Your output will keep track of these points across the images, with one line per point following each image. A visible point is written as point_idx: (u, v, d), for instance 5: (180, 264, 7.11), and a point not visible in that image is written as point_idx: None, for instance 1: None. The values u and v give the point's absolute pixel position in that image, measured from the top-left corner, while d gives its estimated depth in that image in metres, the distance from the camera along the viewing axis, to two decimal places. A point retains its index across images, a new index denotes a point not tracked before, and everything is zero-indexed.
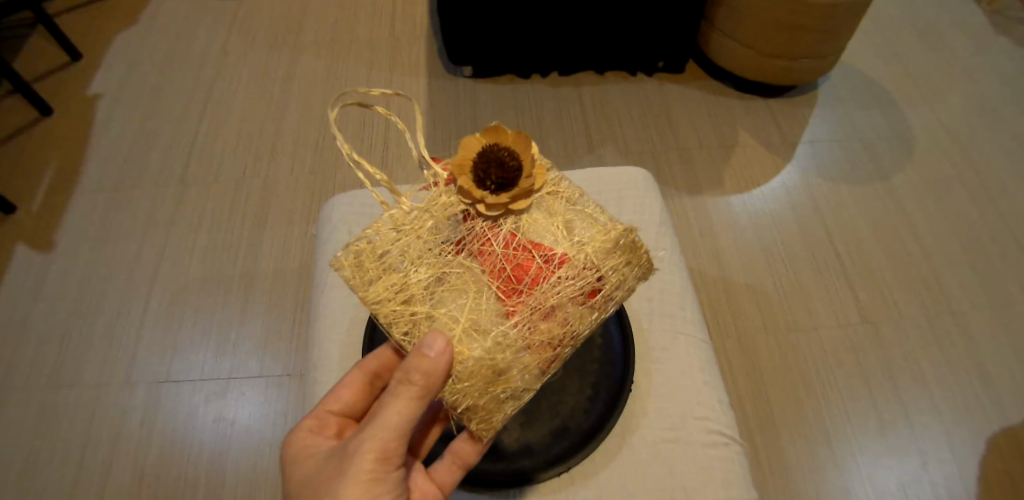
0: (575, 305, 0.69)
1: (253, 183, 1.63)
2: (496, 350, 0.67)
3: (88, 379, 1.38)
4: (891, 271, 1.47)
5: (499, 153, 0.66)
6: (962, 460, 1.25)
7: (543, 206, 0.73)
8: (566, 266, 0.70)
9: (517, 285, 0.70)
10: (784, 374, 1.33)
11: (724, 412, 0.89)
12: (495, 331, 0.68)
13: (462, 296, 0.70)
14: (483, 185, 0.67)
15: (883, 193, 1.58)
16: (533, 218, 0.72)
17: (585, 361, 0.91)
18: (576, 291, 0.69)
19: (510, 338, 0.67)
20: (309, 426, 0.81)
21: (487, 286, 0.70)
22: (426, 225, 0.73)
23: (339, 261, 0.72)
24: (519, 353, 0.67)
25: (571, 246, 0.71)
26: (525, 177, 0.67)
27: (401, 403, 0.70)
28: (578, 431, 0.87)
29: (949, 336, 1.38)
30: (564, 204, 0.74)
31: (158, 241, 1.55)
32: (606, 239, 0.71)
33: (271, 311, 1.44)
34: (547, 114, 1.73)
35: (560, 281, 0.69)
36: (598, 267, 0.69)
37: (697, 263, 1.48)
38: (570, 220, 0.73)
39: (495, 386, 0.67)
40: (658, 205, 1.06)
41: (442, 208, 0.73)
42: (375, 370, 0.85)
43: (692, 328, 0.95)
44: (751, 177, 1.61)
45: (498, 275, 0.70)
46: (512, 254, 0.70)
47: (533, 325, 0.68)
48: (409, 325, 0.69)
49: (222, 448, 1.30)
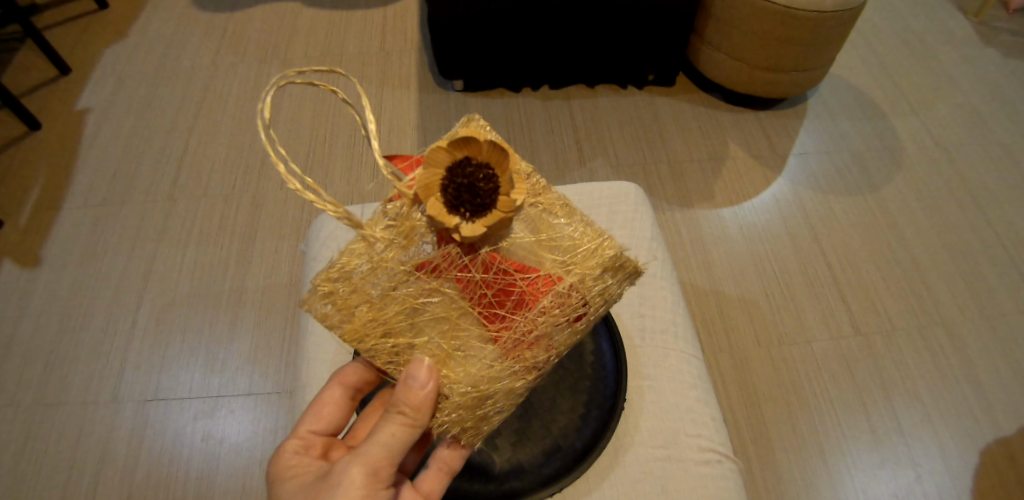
0: (560, 330, 0.69)
1: (243, 198, 1.62)
2: (483, 379, 0.69)
3: (73, 397, 1.36)
4: (882, 281, 1.47)
5: (474, 177, 0.63)
6: (955, 472, 1.25)
7: (525, 221, 0.70)
8: (551, 291, 0.68)
9: (500, 310, 0.70)
10: (776, 387, 1.33)
11: (716, 429, 0.89)
12: (479, 359, 0.70)
13: (443, 323, 0.71)
14: (457, 211, 0.63)
15: (872, 204, 1.59)
16: (515, 236, 0.69)
17: (578, 379, 0.89)
18: (561, 318, 0.68)
19: (494, 367, 0.69)
20: (294, 446, 0.79)
21: (467, 311, 0.70)
22: (398, 253, 0.69)
23: (308, 301, 0.70)
24: (504, 381, 0.69)
25: (556, 267, 0.69)
26: (502, 198, 0.64)
27: (393, 425, 0.70)
28: (570, 450, 0.86)
29: (940, 347, 1.38)
30: (549, 216, 0.71)
31: (146, 258, 1.54)
32: (595, 262, 0.68)
33: (260, 328, 1.42)
34: (538, 127, 1.74)
35: (545, 310, 0.68)
36: (584, 292, 0.68)
37: (688, 275, 1.48)
38: (554, 235, 0.70)
39: (482, 410, 0.70)
40: (648, 220, 1.06)
41: (410, 228, 0.68)
42: (356, 385, 0.84)
43: (683, 343, 0.94)
44: (741, 189, 1.62)
45: (480, 301, 0.70)
46: (493, 279, 0.68)
47: (517, 353, 0.70)
48: (393, 356, 0.71)
49: (210, 467, 1.28)
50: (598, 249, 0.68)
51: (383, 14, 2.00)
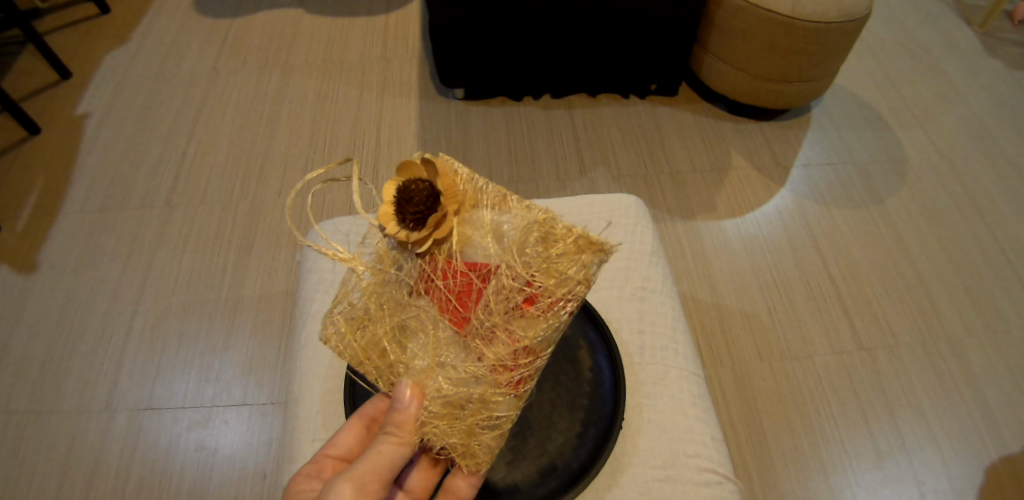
0: (517, 318, 0.68)
1: (241, 205, 1.61)
2: (454, 385, 0.68)
3: (67, 405, 1.34)
4: (885, 295, 1.45)
5: (407, 189, 0.67)
6: (960, 489, 1.23)
7: (468, 221, 0.70)
8: (497, 279, 0.68)
9: (465, 312, 0.70)
10: (778, 402, 1.31)
11: (717, 450, 0.84)
12: (453, 365, 0.69)
13: (422, 336, 0.71)
14: (403, 224, 0.68)
15: (876, 217, 1.58)
16: (462, 238, 0.69)
17: (575, 396, 0.85)
18: (508, 304, 0.67)
19: (468, 370, 0.68)
20: (306, 469, 0.77)
21: (439, 321, 0.71)
22: (381, 280, 0.73)
23: (324, 335, 0.74)
24: (477, 384, 0.68)
25: (498, 256, 0.68)
26: (440, 205, 0.68)
27: (384, 445, 0.69)
28: (566, 471, 0.82)
29: (945, 362, 1.36)
30: (489, 212, 0.71)
31: (142, 264, 1.53)
32: (528, 235, 0.68)
33: (256, 336, 1.41)
34: (539, 136, 1.72)
35: (494, 297, 0.68)
36: (526, 271, 0.67)
37: (689, 288, 1.46)
38: (494, 225, 0.70)
39: (465, 419, 0.68)
40: (650, 232, 1.02)
41: (387, 254, 0.73)
42: (372, 415, 0.79)
43: (683, 361, 0.89)
44: (744, 200, 1.60)
45: (446, 309, 0.71)
46: (450, 282, 0.70)
47: (482, 351, 0.68)
48: (390, 377, 0.71)
49: (202, 478, 1.26)
50: (532, 225, 0.68)
51: (385, 21, 2.00)
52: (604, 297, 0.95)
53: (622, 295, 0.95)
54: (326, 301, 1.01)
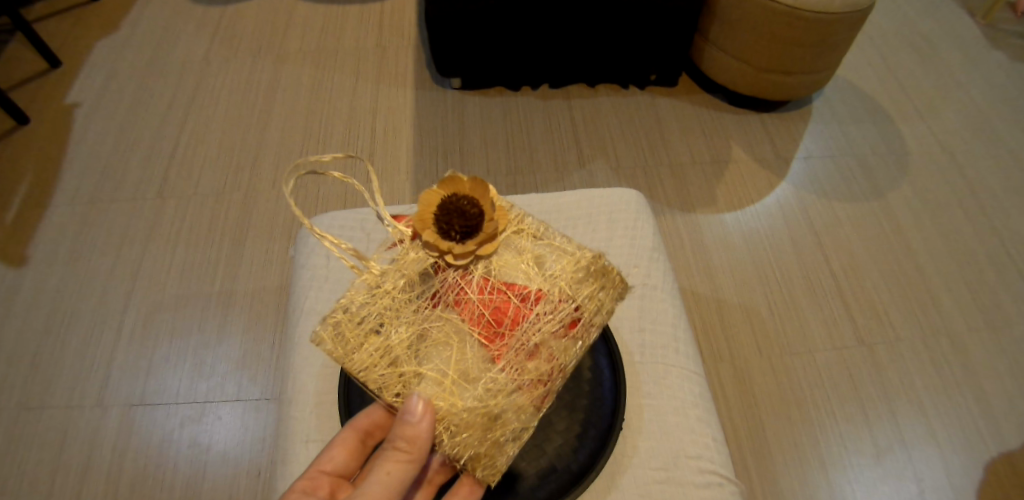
0: (558, 339, 0.69)
1: (234, 197, 1.58)
2: (485, 398, 0.66)
3: (58, 400, 1.32)
4: (886, 289, 1.44)
5: (458, 203, 0.65)
6: (958, 486, 1.22)
7: (511, 245, 0.73)
8: (542, 301, 0.70)
9: (498, 328, 0.69)
10: (777, 398, 1.30)
11: (718, 450, 0.83)
12: (484, 378, 0.67)
13: (446, 348, 0.69)
14: (448, 235, 0.66)
15: (878, 211, 1.56)
16: (504, 260, 0.71)
17: (575, 396, 0.83)
18: (555, 325, 0.69)
19: (500, 383, 0.67)
20: (300, 486, 0.72)
21: (469, 334, 0.69)
22: (398, 284, 0.71)
23: (319, 335, 0.71)
24: (512, 396, 0.66)
25: (544, 281, 0.71)
26: (488, 221, 0.67)
27: (390, 465, 0.66)
28: (566, 472, 0.80)
29: (945, 357, 1.36)
30: (530, 241, 0.74)
31: (134, 257, 1.50)
32: (576, 267, 0.72)
33: (250, 331, 1.39)
34: (537, 127, 1.70)
35: (539, 317, 0.69)
36: (574, 296, 0.70)
37: (688, 281, 1.45)
38: (538, 253, 0.73)
39: (493, 431, 0.66)
40: (650, 227, 1.00)
41: (412, 265, 0.72)
42: (366, 428, 0.76)
43: (684, 359, 0.88)
44: (744, 193, 1.59)
45: (480, 323, 0.69)
46: (488, 298, 0.69)
47: (520, 366, 0.68)
48: (399, 386, 0.68)
49: (196, 474, 1.25)
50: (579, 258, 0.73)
51: (380, 9, 1.96)
52: None
53: None
54: (321, 296, 0.96)
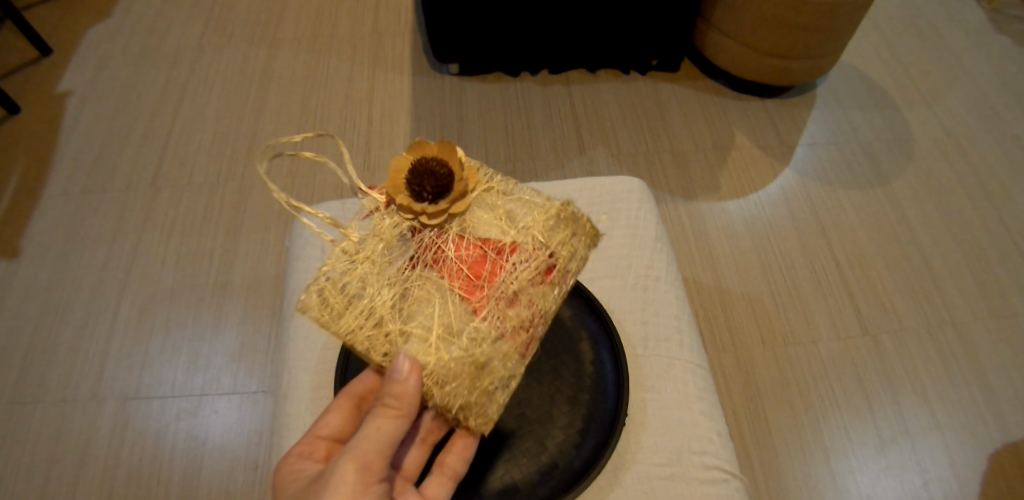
0: (536, 286, 0.67)
1: (228, 186, 1.56)
2: (470, 346, 0.65)
3: (52, 394, 1.31)
4: (890, 279, 1.42)
5: (427, 163, 0.64)
6: (962, 478, 1.21)
7: (480, 202, 0.70)
8: (518, 251, 0.68)
9: (477, 281, 0.67)
10: (780, 389, 1.29)
11: (723, 445, 0.81)
12: (467, 329, 0.65)
13: (427, 304, 0.66)
14: (419, 196, 0.65)
15: (883, 198, 1.54)
16: (477, 216, 0.69)
17: (577, 390, 0.82)
18: (532, 275, 0.67)
19: (483, 332, 0.65)
20: (298, 450, 0.72)
21: (448, 289, 0.67)
22: (377, 250, 0.70)
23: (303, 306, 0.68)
24: (495, 343, 0.65)
25: (517, 233, 0.69)
26: (458, 181, 0.66)
27: (382, 422, 0.65)
28: (567, 470, 0.78)
29: (949, 348, 1.34)
30: (499, 197, 0.72)
31: (128, 248, 1.48)
32: (547, 216, 0.70)
33: (245, 322, 1.38)
34: (536, 114, 1.67)
35: (517, 267, 0.67)
36: (548, 245, 0.69)
37: (691, 271, 1.43)
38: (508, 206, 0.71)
39: (481, 379, 0.64)
40: (653, 218, 0.97)
41: (389, 230, 0.70)
42: (360, 393, 0.74)
43: (687, 352, 0.86)
44: (747, 181, 1.56)
45: (460, 276, 0.67)
46: (465, 254, 0.67)
47: (502, 314, 0.66)
48: (386, 346, 0.66)
49: (192, 467, 1.23)
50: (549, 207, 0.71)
51: None
52: (606, 286, 0.91)
53: (624, 284, 0.91)
54: None
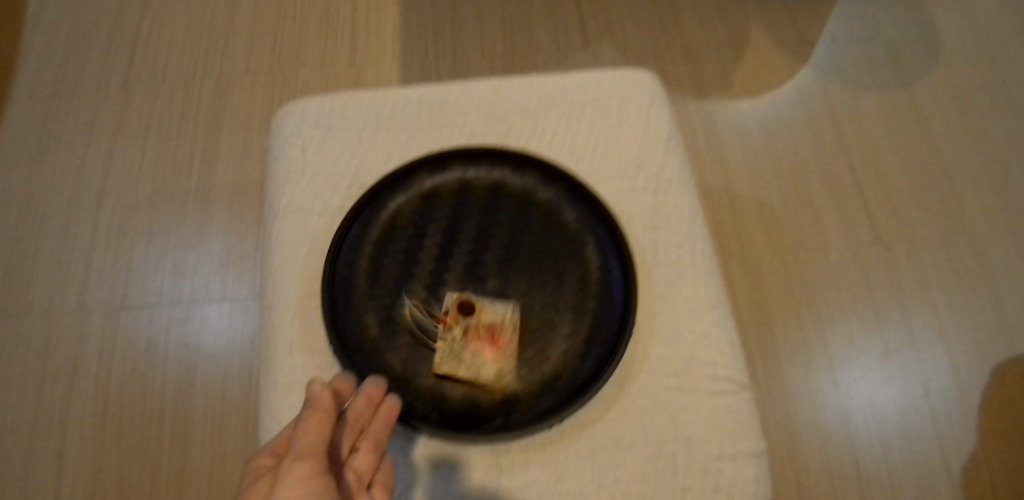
0: (544, 301, 0.77)
1: (205, 85, 1.44)
2: (498, 379, 0.72)
3: (37, 306, 1.25)
4: (907, 186, 1.35)
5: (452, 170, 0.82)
6: (965, 389, 1.19)
7: (490, 207, 0.81)
8: (530, 280, 0.78)
9: (495, 339, 0.73)
10: (787, 298, 1.25)
11: (733, 356, 0.77)
12: (496, 375, 0.72)
13: (456, 364, 0.71)
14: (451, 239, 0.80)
15: (904, 102, 1.43)
16: (490, 234, 0.80)
17: (582, 298, 0.77)
18: (543, 306, 0.77)
19: (508, 369, 0.73)
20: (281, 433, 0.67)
21: (473, 351, 0.72)
22: (403, 264, 0.78)
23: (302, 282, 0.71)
24: (519, 363, 0.74)
25: (524, 246, 0.80)
26: (477, 201, 0.81)
27: (296, 473, 0.53)
28: (571, 381, 0.74)
29: (962, 259, 1.29)
30: (504, 197, 0.82)
31: (103, 152, 1.39)
32: (545, 217, 0.81)
33: (232, 231, 1.32)
34: (537, 5, 1.52)
35: (527, 323, 0.76)
36: (548, 249, 0.79)
37: (700, 176, 1.35)
38: (512, 210, 0.81)
39: (509, 397, 0.73)
40: (665, 114, 0.88)
41: (411, 233, 0.79)
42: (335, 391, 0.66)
43: (700, 259, 0.81)
44: (762, 80, 1.45)
45: (483, 340, 0.72)
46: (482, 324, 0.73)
47: (520, 356, 0.74)
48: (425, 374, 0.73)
49: (186, 377, 1.21)
50: (546, 203, 0.81)
51: None
52: (614, 187, 0.83)
53: (634, 184, 0.83)
54: (299, 191, 0.82)
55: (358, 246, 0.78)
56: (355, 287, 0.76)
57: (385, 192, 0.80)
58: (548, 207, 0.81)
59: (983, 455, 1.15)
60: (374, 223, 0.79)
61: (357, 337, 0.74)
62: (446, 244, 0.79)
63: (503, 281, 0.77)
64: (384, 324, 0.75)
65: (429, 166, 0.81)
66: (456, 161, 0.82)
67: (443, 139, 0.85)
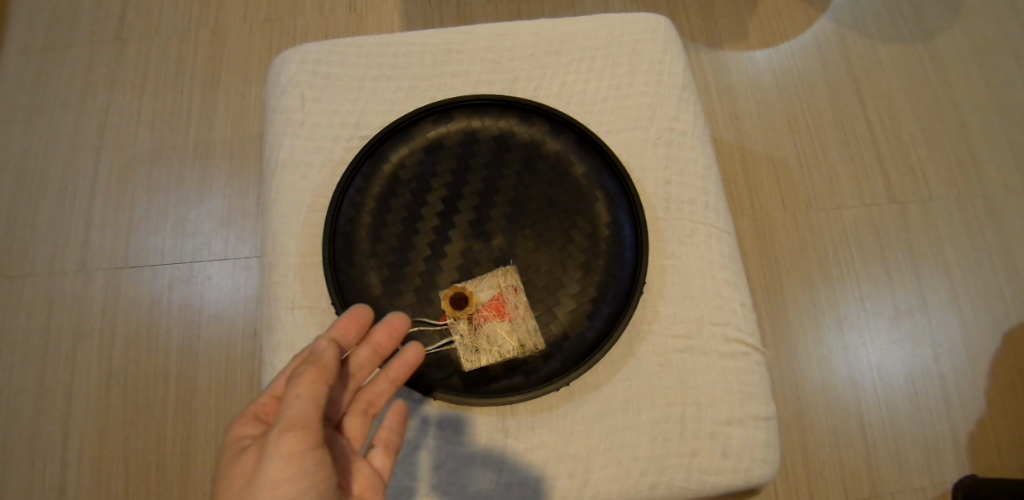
0: (552, 258, 0.75)
1: (201, 33, 1.39)
2: (510, 343, 0.71)
3: (39, 266, 1.24)
4: (926, 144, 1.30)
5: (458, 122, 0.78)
6: (975, 353, 1.18)
7: (497, 161, 0.78)
8: (538, 234, 0.75)
9: (502, 309, 0.72)
10: (798, 258, 1.23)
11: (745, 317, 0.76)
12: (506, 341, 0.71)
13: (464, 339, 0.71)
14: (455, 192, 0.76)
15: (924, 55, 1.35)
16: (496, 188, 0.77)
17: (591, 257, 0.75)
18: (553, 262, 0.75)
19: (520, 333, 0.72)
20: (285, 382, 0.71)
21: (479, 325, 0.71)
22: (405, 223, 0.75)
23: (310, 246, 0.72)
24: (531, 325, 0.72)
25: (531, 199, 0.76)
26: (482, 153, 0.78)
27: (286, 447, 0.56)
28: (579, 341, 0.73)
29: (977, 220, 1.25)
30: (511, 149, 0.78)
31: (98, 105, 1.34)
32: (554, 170, 0.78)
33: (232, 187, 1.29)
34: None
35: (534, 283, 0.74)
36: (557, 204, 0.76)
37: (713, 131, 1.31)
38: (519, 163, 0.78)
39: (523, 359, 0.72)
40: (680, 62, 0.84)
41: (414, 187, 0.76)
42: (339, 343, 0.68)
43: (713, 217, 0.78)
44: (779, 30, 1.38)
45: (489, 312, 0.72)
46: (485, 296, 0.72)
47: (531, 318, 0.73)
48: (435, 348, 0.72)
49: (190, 335, 1.21)
50: (555, 156, 0.78)
51: None
52: (625, 140, 0.80)
53: (645, 137, 0.80)
54: (298, 145, 0.79)
55: (359, 201, 0.75)
56: (356, 244, 0.74)
57: (387, 145, 0.77)
58: (555, 159, 0.78)
59: (990, 418, 1.14)
60: (375, 177, 0.76)
61: (360, 295, 0.73)
62: (450, 197, 0.76)
63: (509, 238, 0.75)
64: (388, 282, 0.74)
65: (432, 115, 0.78)
66: (460, 112, 0.79)
67: (446, 89, 0.81)
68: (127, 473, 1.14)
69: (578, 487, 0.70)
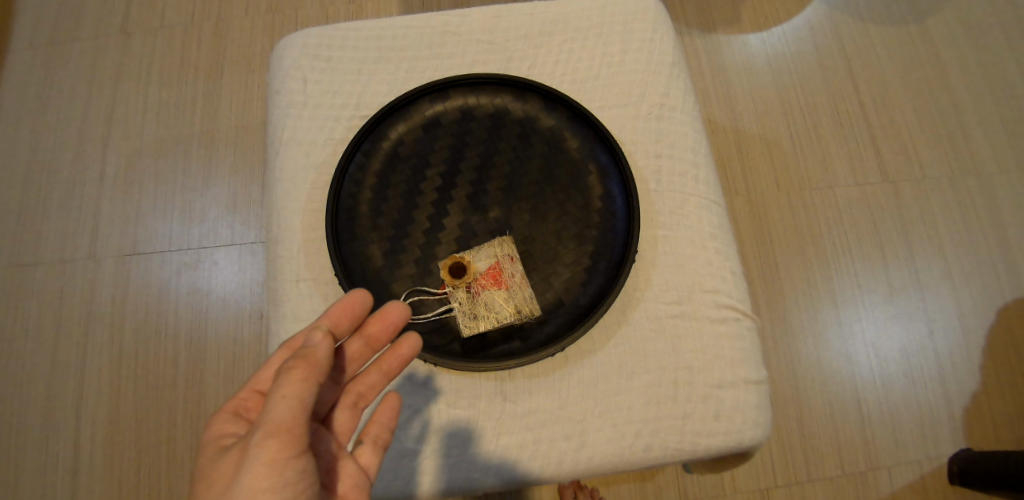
0: (547, 229, 0.77)
1: (204, 25, 1.41)
2: (507, 308, 0.73)
3: (51, 254, 1.27)
4: (918, 124, 1.32)
5: (456, 102, 0.81)
6: (969, 329, 1.20)
7: (494, 138, 0.80)
8: (533, 207, 0.78)
9: (498, 276, 0.74)
10: (792, 238, 1.25)
11: (736, 285, 0.78)
12: (504, 307, 0.73)
13: (462, 307, 0.73)
14: (453, 168, 0.79)
15: (916, 35, 1.37)
16: (493, 165, 0.79)
17: (583, 227, 0.77)
18: (550, 233, 0.77)
19: (516, 298, 0.74)
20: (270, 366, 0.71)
21: (477, 293, 0.74)
22: (404, 198, 0.78)
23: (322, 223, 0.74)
24: (529, 291, 0.74)
25: (527, 175, 0.79)
26: (479, 132, 0.80)
27: (265, 454, 0.57)
28: (574, 307, 0.75)
29: (970, 198, 1.27)
30: (508, 126, 0.81)
31: (105, 96, 1.37)
32: (548, 147, 0.80)
33: (237, 175, 1.32)
34: None
35: (531, 253, 0.76)
36: (551, 178, 0.79)
37: (707, 112, 1.33)
38: (515, 140, 0.80)
39: (521, 324, 0.74)
40: (670, 40, 0.86)
41: (412, 164, 0.79)
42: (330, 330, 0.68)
43: (704, 189, 0.80)
44: (771, 11, 1.40)
45: (486, 281, 0.74)
46: (482, 266, 0.75)
47: (527, 285, 0.75)
48: (436, 315, 0.74)
49: (198, 321, 1.23)
50: (549, 131, 0.80)
51: None
52: (618, 115, 0.82)
53: (636, 112, 0.82)
54: (302, 125, 0.82)
55: (360, 177, 0.78)
56: (359, 218, 0.77)
57: (386, 123, 0.79)
58: (550, 134, 0.80)
59: (983, 393, 1.16)
60: (376, 154, 0.79)
61: (362, 266, 0.75)
62: (449, 174, 0.79)
63: (505, 210, 0.77)
64: (389, 254, 0.76)
65: (430, 95, 0.81)
66: (457, 90, 0.81)
67: (443, 69, 0.84)
68: (138, 453, 1.17)
69: (574, 449, 0.72)
